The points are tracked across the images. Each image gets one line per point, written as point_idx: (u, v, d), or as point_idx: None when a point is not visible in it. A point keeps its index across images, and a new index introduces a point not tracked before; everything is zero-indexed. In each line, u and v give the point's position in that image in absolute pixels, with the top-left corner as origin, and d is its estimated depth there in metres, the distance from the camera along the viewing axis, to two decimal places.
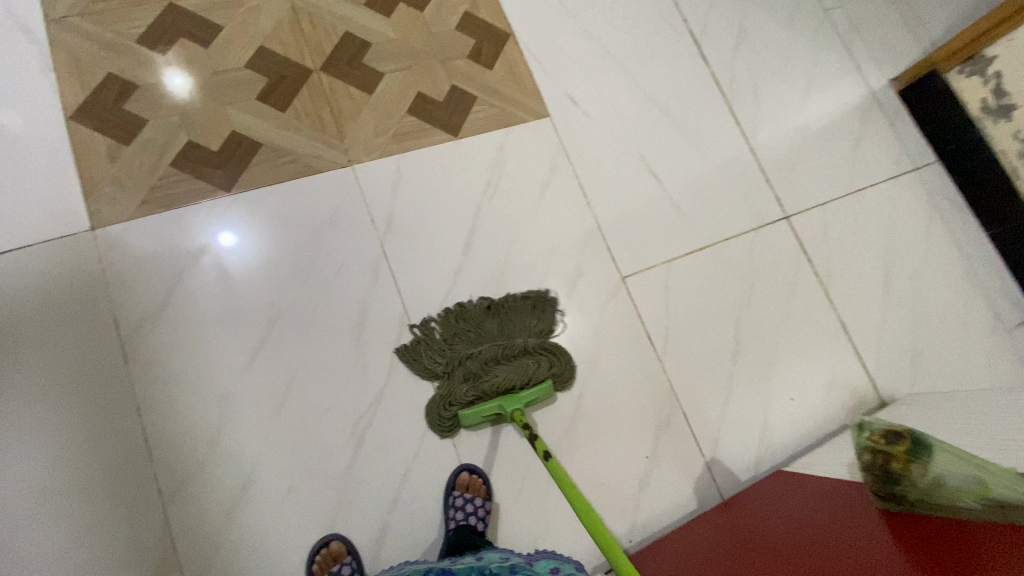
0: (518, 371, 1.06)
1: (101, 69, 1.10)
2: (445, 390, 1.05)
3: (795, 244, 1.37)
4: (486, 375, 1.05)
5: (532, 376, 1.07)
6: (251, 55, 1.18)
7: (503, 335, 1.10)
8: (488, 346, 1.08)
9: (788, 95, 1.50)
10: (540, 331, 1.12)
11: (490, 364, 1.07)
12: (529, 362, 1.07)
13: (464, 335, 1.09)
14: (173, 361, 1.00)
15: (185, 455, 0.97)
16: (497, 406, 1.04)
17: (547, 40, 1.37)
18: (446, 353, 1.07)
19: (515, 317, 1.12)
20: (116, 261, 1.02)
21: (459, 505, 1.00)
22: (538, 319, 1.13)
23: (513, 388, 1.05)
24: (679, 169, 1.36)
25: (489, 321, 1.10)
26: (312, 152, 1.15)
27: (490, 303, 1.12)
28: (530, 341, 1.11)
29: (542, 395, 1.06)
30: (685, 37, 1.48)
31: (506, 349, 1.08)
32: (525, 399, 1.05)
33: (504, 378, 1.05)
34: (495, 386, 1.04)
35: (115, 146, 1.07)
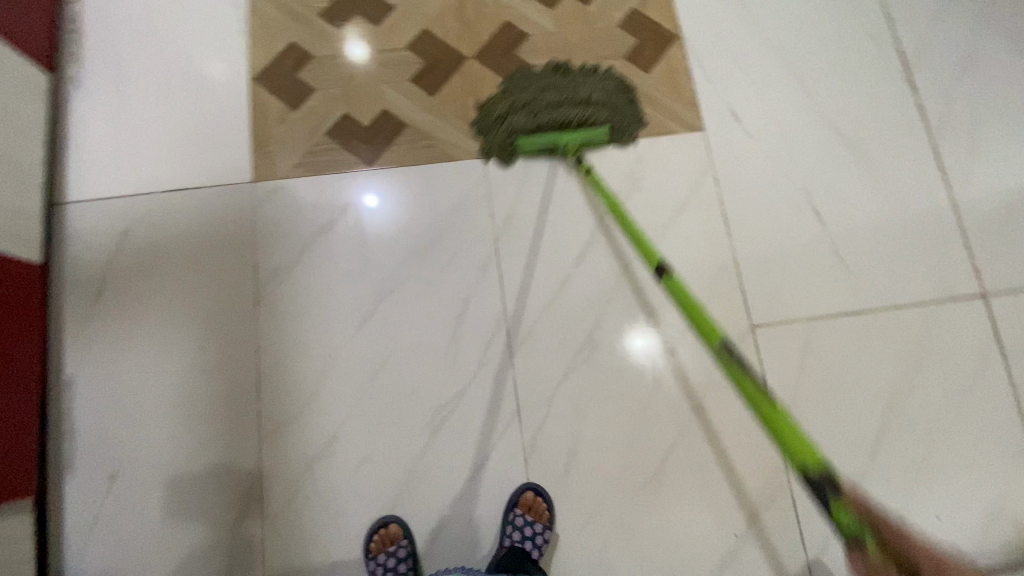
0: (578, 111, 1.12)
1: (287, 38, 1.22)
2: (509, 117, 1.14)
3: (988, 330, 1.10)
4: (548, 114, 1.12)
5: (591, 117, 1.12)
6: (414, 36, 1.22)
7: (570, 85, 1.15)
8: (554, 91, 1.14)
9: (1019, 143, 1.20)
10: (608, 90, 1.16)
11: (553, 102, 1.13)
12: (591, 108, 1.13)
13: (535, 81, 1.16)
14: (292, 313, 1.08)
15: (285, 401, 1.05)
16: (554, 137, 1.11)
17: (718, 46, 1.23)
18: (512, 97, 1.16)
19: (579, 76, 1.18)
20: (266, 214, 1.12)
21: (518, 525, 0.97)
22: (612, 87, 1.17)
23: (570, 124, 1.12)
24: (848, 212, 1.15)
25: (558, 78, 1.17)
26: (450, 138, 1.16)
27: (558, 67, 1.19)
28: (594, 94, 1.14)
29: (597, 137, 1.12)
30: (890, 58, 1.24)
31: (570, 96, 1.13)
32: (581, 138, 1.12)
33: (561, 113, 1.11)
34: (555, 121, 1.11)
35: (285, 109, 1.17)
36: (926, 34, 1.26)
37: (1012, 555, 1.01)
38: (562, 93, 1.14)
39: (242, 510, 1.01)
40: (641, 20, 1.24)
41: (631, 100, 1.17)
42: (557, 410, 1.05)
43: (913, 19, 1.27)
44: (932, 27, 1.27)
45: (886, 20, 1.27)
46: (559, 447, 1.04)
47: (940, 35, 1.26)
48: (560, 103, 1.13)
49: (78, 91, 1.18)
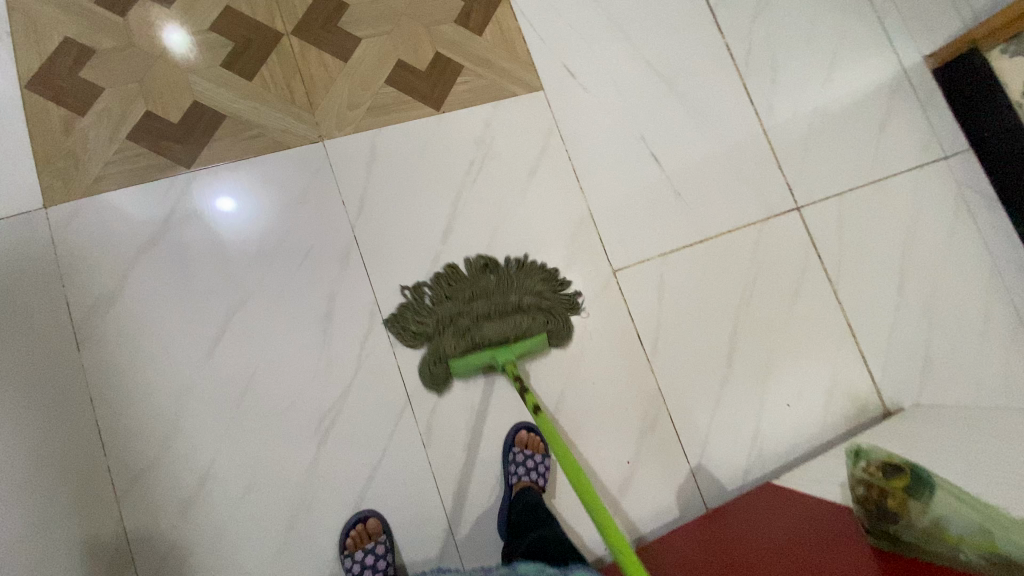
0: (520, 318, 1.02)
1: (52, 28, 1.01)
2: (438, 342, 1.00)
3: (805, 237, 1.27)
4: (479, 330, 1.00)
5: (530, 330, 1.02)
6: (215, 15, 1.08)
7: (500, 284, 1.06)
8: (484, 300, 1.03)
9: (809, 71, 1.37)
10: (541, 287, 1.08)
11: (482, 317, 1.02)
12: (522, 319, 1.02)
13: (467, 287, 1.04)
14: (128, 349, 0.95)
15: (141, 448, 0.93)
16: (490, 358, 0.99)
17: (545, 4, 1.25)
18: (436, 311, 1.03)
19: (514, 277, 1.08)
20: (69, 240, 0.95)
21: (519, 461, 1.02)
22: (540, 282, 1.09)
23: (506, 342, 1.01)
24: (682, 152, 1.25)
25: (485, 279, 1.06)
26: (281, 125, 1.06)
27: (488, 261, 1.08)
28: (525, 298, 1.05)
29: (535, 347, 1.02)
30: (699, 3, 1.34)
31: (501, 305, 1.03)
32: (520, 351, 1.01)
33: (498, 329, 1.00)
34: (489, 341, 1.00)
35: (68, 115, 0.99)
36: None
37: (845, 421, 1.21)
38: (492, 305, 1.03)
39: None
40: None
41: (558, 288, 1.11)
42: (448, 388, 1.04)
43: None
44: None
45: None
46: (456, 424, 1.03)
47: None
48: (493, 310, 1.02)
49: None
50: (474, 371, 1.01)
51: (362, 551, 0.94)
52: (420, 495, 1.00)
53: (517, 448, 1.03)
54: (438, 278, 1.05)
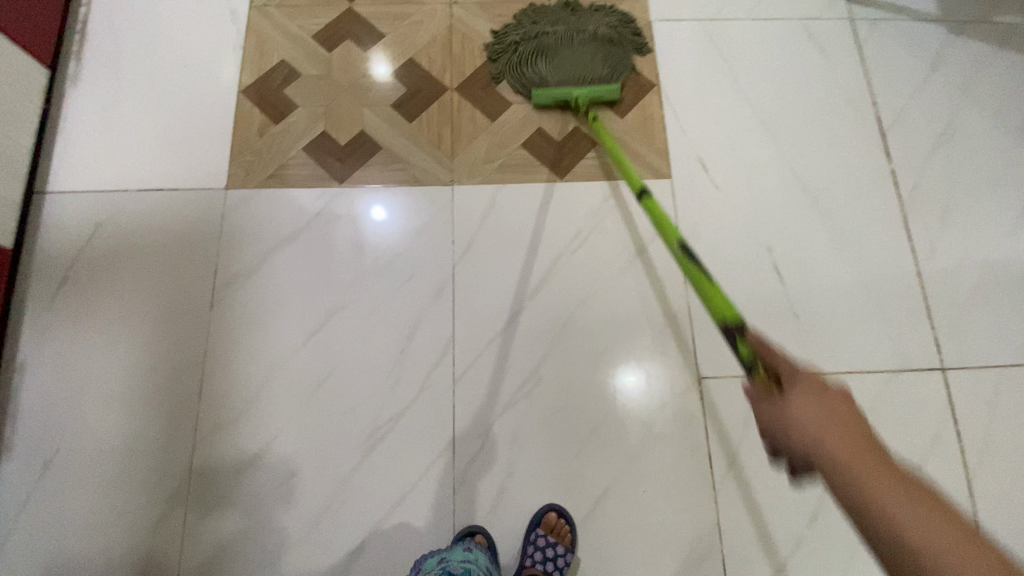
0: (590, 67, 1.24)
1: (280, 55, 1.27)
2: (521, 68, 1.24)
3: (944, 404, 1.07)
4: (551, 73, 1.23)
5: (602, 54, 1.25)
6: (400, 63, 1.26)
7: (578, 24, 1.28)
8: (563, 28, 1.27)
9: (993, 218, 1.19)
10: (614, 23, 1.29)
11: (558, 52, 1.25)
12: (595, 41, 1.26)
13: (544, 19, 1.29)
14: (244, 318, 1.10)
15: (225, 406, 1.05)
16: (566, 93, 1.21)
17: (696, 99, 1.26)
18: (523, 72, 1.24)
19: (590, 15, 1.29)
20: (234, 220, 1.15)
21: (539, 546, 0.96)
22: (615, 20, 1.29)
23: (579, 82, 1.23)
24: (809, 271, 1.15)
25: (566, 16, 1.29)
26: (422, 163, 1.19)
27: (570, 4, 1.30)
28: (600, 29, 1.27)
29: (607, 94, 1.21)
30: (867, 123, 1.25)
31: (578, 31, 1.27)
32: (594, 94, 1.21)
33: (574, 73, 1.23)
34: (566, 79, 1.23)
35: (267, 122, 1.22)
36: (905, 103, 1.27)
37: None
38: (566, 47, 1.25)
39: (166, 511, 1.00)
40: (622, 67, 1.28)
41: (636, 33, 1.29)
42: (493, 442, 1.04)
43: (894, 87, 1.28)
44: (914, 96, 1.28)
45: (866, 87, 1.28)
46: (490, 481, 1.02)
47: (920, 106, 1.27)
48: (568, 37, 1.26)
49: (76, 88, 1.24)
50: (551, 104, 1.22)
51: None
52: (435, 539, 0.99)
53: (540, 531, 0.97)
54: (519, 14, 1.30)
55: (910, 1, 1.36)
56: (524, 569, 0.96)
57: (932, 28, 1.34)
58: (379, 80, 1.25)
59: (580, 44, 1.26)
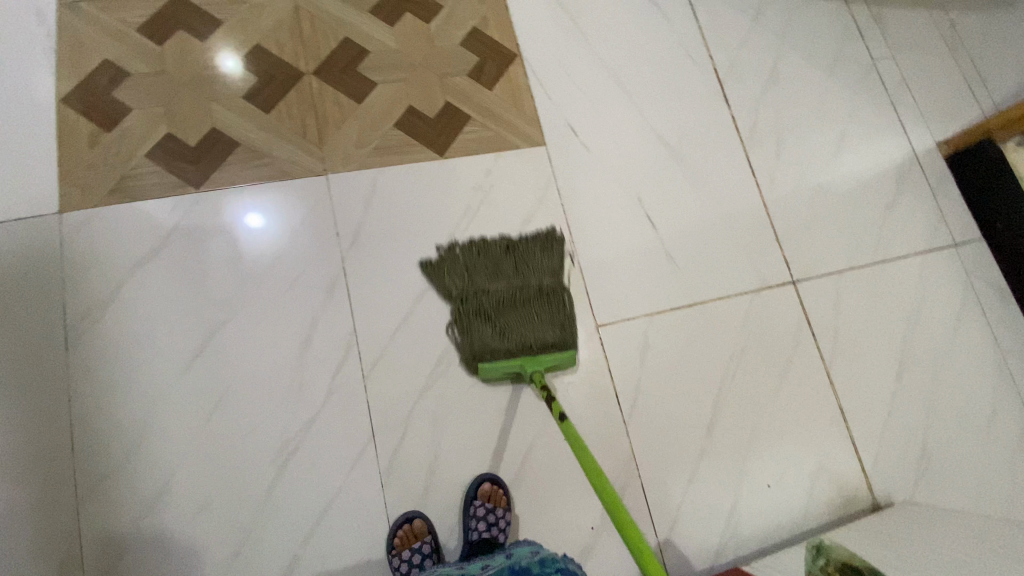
0: (544, 332, 1.04)
1: (99, 53, 1.11)
2: (464, 327, 1.05)
3: (799, 312, 1.24)
4: (505, 332, 1.04)
5: (554, 334, 1.05)
6: (246, 52, 1.17)
7: (518, 274, 1.10)
8: (505, 277, 1.09)
9: (817, 148, 1.38)
10: (556, 273, 1.12)
11: (504, 306, 1.05)
12: (540, 311, 1.06)
13: (481, 271, 1.09)
14: (112, 353, 0.98)
15: (107, 454, 0.94)
16: (518, 364, 1.02)
17: (557, 65, 1.31)
18: (472, 329, 1.05)
19: (529, 257, 1.12)
20: (76, 246, 1.01)
21: (479, 516, 0.98)
22: (555, 263, 1.13)
23: (533, 347, 1.03)
24: (678, 215, 1.26)
25: (506, 260, 1.11)
26: (290, 156, 1.12)
27: (508, 243, 1.13)
28: (543, 281, 1.10)
29: (564, 363, 1.03)
30: (708, 74, 1.38)
31: (520, 287, 1.08)
32: (547, 364, 1.02)
33: (526, 333, 1.03)
34: (517, 338, 1.03)
35: (96, 131, 1.07)
36: (736, 53, 1.42)
37: (829, 510, 1.14)
38: (512, 294, 1.06)
39: None
40: (483, 38, 1.28)
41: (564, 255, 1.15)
42: (414, 427, 1.03)
43: (726, 40, 1.42)
44: (744, 47, 1.43)
45: (703, 42, 1.41)
46: (418, 465, 1.02)
47: (749, 55, 1.43)
48: (513, 298, 1.06)
49: None
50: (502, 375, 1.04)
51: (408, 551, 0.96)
52: (372, 535, 0.98)
53: (478, 502, 0.99)
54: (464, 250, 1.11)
55: None
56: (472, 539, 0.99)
57: None
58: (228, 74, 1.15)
59: (530, 300, 1.07)
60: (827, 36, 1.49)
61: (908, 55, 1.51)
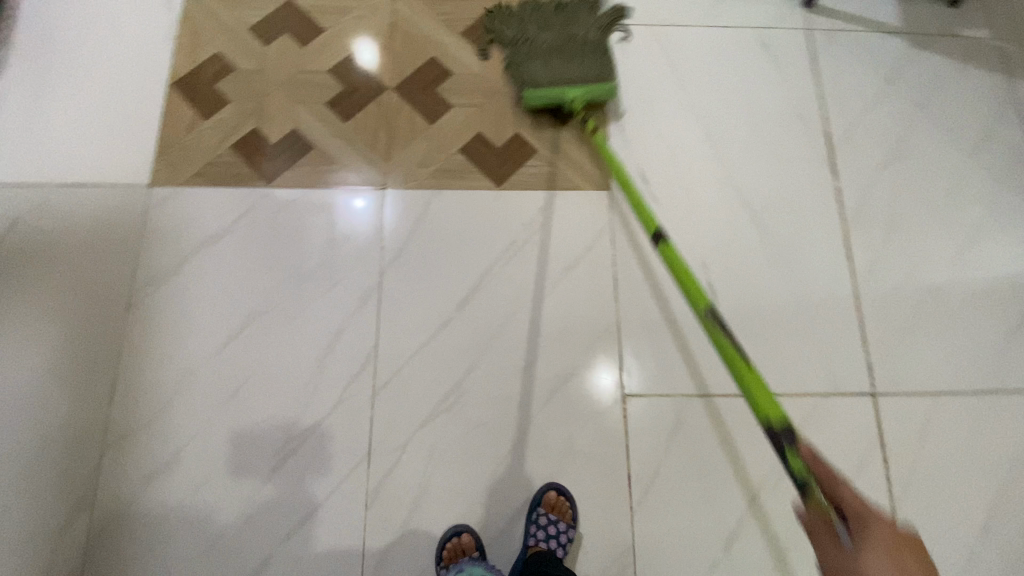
0: (582, 70, 1.18)
1: (214, 48, 1.22)
2: (512, 70, 1.21)
3: (873, 432, 1.05)
4: (548, 80, 1.17)
5: (595, 73, 1.18)
6: (338, 61, 1.22)
7: (567, 26, 1.23)
8: (552, 32, 1.23)
9: (938, 241, 1.17)
10: (603, 35, 1.23)
11: (550, 57, 1.20)
12: (590, 62, 1.18)
13: (532, 25, 1.24)
14: (162, 321, 1.07)
15: (137, 411, 1.02)
16: (561, 94, 1.15)
17: (641, 108, 1.22)
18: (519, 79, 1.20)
19: (578, 20, 1.24)
20: (156, 218, 1.12)
21: (540, 524, 0.95)
22: (606, 20, 1.25)
23: (573, 82, 1.17)
24: (745, 289, 1.12)
25: (548, 49, 1.21)
26: (353, 165, 1.16)
27: (559, 5, 1.26)
28: (589, 33, 1.23)
29: (604, 89, 1.16)
30: (817, 137, 1.22)
31: (568, 37, 1.22)
32: (587, 91, 1.16)
33: (566, 75, 1.17)
34: (557, 79, 1.17)
35: (196, 118, 1.18)
36: (856, 119, 1.24)
37: None
38: (555, 54, 1.20)
39: (70, 518, 0.97)
40: None
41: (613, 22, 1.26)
42: (409, 455, 1.01)
43: (847, 102, 1.25)
44: (867, 112, 1.25)
45: (818, 100, 1.25)
46: (403, 497, 1.00)
47: (871, 122, 1.24)
48: (558, 47, 1.21)
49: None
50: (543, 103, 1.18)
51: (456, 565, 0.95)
52: (344, 555, 0.97)
53: (542, 509, 0.97)
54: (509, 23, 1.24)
55: (872, 14, 1.33)
56: (529, 549, 0.95)
57: (891, 41, 1.31)
58: (362, 66, 1.22)
59: (575, 48, 1.20)
60: (980, 113, 1.26)
61: None
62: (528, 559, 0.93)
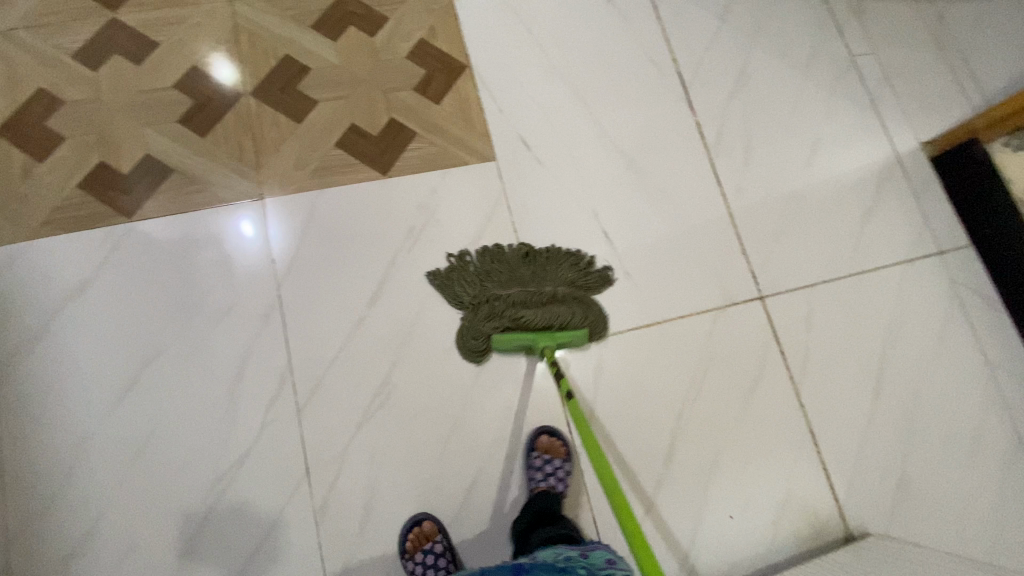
0: (559, 312, 1.06)
1: (32, 82, 1.09)
2: (478, 313, 1.06)
3: (768, 330, 1.17)
4: (514, 320, 1.05)
5: (567, 321, 1.06)
6: (181, 75, 1.14)
7: (535, 278, 1.10)
8: (520, 282, 1.09)
9: (790, 152, 1.31)
10: (571, 287, 1.12)
11: (521, 307, 1.06)
12: (558, 309, 1.07)
13: (501, 270, 1.10)
14: (41, 389, 0.96)
15: (34, 493, 0.92)
16: (533, 339, 1.04)
17: (509, 75, 1.25)
18: (477, 285, 1.09)
19: (550, 266, 1.12)
20: (5, 279, 0.99)
21: (538, 466, 1.00)
22: (571, 270, 1.13)
23: (550, 327, 1.06)
24: (637, 228, 1.20)
25: (524, 268, 1.11)
26: (225, 181, 1.09)
27: (529, 250, 1.13)
28: (560, 289, 1.10)
29: (576, 339, 1.06)
30: (672, 78, 1.32)
31: (537, 293, 1.08)
32: (559, 340, 1.05)
33: (541, 316, 1.05)
34: (531, 325, 1.04)
35: (28, 162, 1.05)
36: (702, 55, 1.35)
37: (801, 543, 1.08)
38: (529, 293, 1.08)
39: None
40: (430, 49, 1.23)
41: (590, 271, 1.14)
42: (350, 461, 0.99)
43: (692, 42, 1.35)
44: (710, 48, 1.36)
45: (666, 44, 1.34)
46: (354, 503, 0.98)
47: (715, 56, 1.35)
48: (526, 301, 1.07)
49: None
50: (515, 349, 1.06)
51: (421, 553, 0.95)
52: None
53: (536, 453, 1.02)
54: (472, 266, 1.10)
55: None
56: (531, 491, 1.00)
57: None
58: (227, 84, 1.15)
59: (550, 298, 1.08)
60: (803, 33, 1.42)
61: (890, 51, 1.43)
62: (531, 501, 0.98)
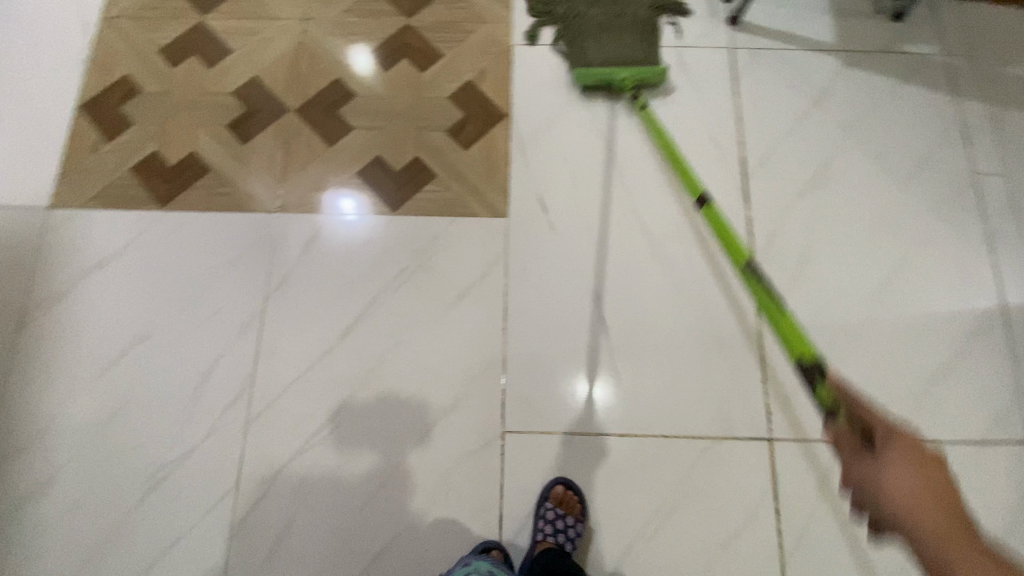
0: (637, 52, 1.21)
1: (124, 70, 1.23)
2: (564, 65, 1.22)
3: (765, 479, 0.99)
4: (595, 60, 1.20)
5: (643, 58, 1.20)
6: (242, 83, 1.22)
7: (619, 8, 1.24)
8: (605, 23, 1.23)
9: (856, 274, 1.10)
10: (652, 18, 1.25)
11: (607, 57, 1.20)
12: (639, 47, 1.21)
13: (594, 29, 1.23)
14: (49, 342, 1.07)
15: (15, 433, 1.03)
16: (612, 73, 1.17)
17: (547, 130, 1.18)
18: (572, 29, 1.24)
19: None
20: (51, 239, 1.13)
21: (548, 519, 0.95)
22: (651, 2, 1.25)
23: (625, 62, 1.20)
24: (642, 321, 1.08)
25: (598, 12, 1.24)
26: (248, 189, 1.15)
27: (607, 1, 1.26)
28: (641, 12, 1.24)
29: (655, 74, 1.18)
30: (730, 163, 1.17)
31: (624, 21, 1.23)
32: (639, 73, 1.18)
33: (616, 56, 1.20)
34: (612, 61, 1.19)
35: (99, 140, 1.18)
36: (776, 144, 1.18)
37: None
38: (612, 31, 1.22)
39: None
40: (474, 92, 1.21)
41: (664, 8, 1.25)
42: (278, 486, 1.00)
43: (769, 125, 1.19)
44: (788, 136, 1.18)
45: (735, 123, 1.19)
46: (269, 527, 0.98)
47: (793, 147, 1.18)
48: (608, 32, 1.22)
49: None
50: (597, 89, 1.20)
51: None
52: None
53: (549, 504, 0.97)
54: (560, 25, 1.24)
55: (802, 30, 1.26)
56: (537, 545, 0.94)
57: (822, 60, 1.24)
58: (278, 96, 1.21)
59: (623, 25, 1.23)
60: (914, 136, 1.19)
61: None
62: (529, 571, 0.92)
